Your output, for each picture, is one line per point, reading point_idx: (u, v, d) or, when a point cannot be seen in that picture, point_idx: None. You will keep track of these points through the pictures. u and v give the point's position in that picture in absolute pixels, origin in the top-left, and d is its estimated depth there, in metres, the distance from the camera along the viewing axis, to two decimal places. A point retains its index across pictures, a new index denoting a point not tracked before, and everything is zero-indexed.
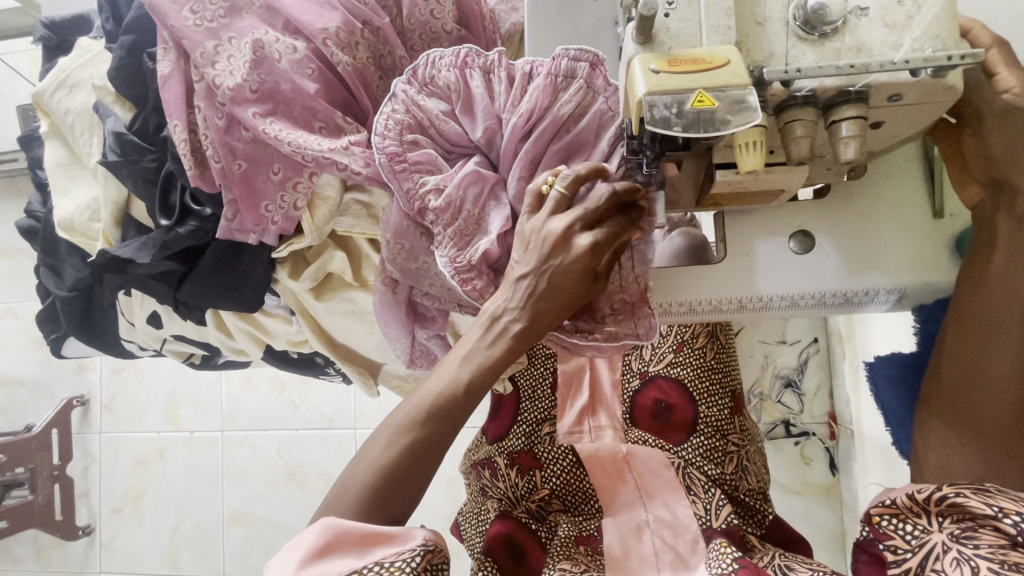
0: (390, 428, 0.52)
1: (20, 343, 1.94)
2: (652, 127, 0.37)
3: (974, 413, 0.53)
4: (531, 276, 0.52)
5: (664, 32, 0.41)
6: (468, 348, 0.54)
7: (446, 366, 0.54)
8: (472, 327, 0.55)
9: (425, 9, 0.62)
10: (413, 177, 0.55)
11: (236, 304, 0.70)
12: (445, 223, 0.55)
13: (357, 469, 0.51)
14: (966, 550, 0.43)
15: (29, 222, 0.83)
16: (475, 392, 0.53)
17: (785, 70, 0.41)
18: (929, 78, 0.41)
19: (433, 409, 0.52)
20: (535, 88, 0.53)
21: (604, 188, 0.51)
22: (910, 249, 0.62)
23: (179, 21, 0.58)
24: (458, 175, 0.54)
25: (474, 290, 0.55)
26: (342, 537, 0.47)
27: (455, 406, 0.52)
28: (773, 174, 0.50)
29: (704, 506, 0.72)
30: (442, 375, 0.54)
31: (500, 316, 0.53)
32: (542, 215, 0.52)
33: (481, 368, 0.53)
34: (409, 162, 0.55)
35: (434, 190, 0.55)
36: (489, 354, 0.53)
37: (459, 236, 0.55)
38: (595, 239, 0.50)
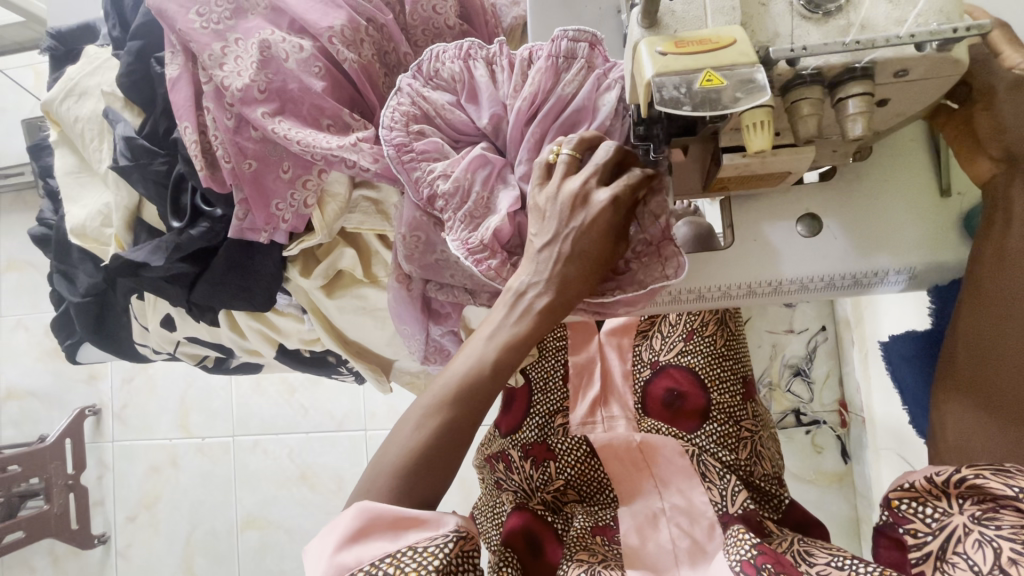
0: (419, 410, 0.52)
1: (32, 355, 1.96)
2: (661, 108, 0.37)
3: (991, 387, 0.53)
4: (553, 245, 0.52)
5: (669, 15, 0.41)
6: (494, 326, 0.54)
7: (474, 346, 0.55)
8: (497, 306, 0.55)
9: (428, 5, 0.63)
10: (421, 166, 0.55)
11: (249, 303, 0.71)
12: (456, 208, 0.55)
13: (387, 453, 0.51)
14: (987, 531, 0.43)
15: (41, 230, 0.83)
16: (504, 368, 0.54)
17: (791, 48, 0.41)
18: (934, 52, 0.41)
19: (461, 388, 0.52)
20: (536, 70, 0.53)
21: (610, 142, 0.52)
22: (920, 231, 0.62)
23: (186, 24, 0.59)
24: (465, 160, 0.55)
25: (490, 269, 0.55)
26: (376, 521, 0.48)
27: (483, 384, 0.53)
28: (779, 156, 0.51)
29: (720, 492, 0.71)
30: (468, 356, 0.54)
31: (525, 292, 0.53)
32: (555, 179, 0.52)
33: (506, 346, 0.53)
34: (417, 152, 0.55)
35: (442, 176, 0.55)
36: (516, 330, 0.53)
37: (470, 219, 0.55)
38: (614, 195, 0.51)
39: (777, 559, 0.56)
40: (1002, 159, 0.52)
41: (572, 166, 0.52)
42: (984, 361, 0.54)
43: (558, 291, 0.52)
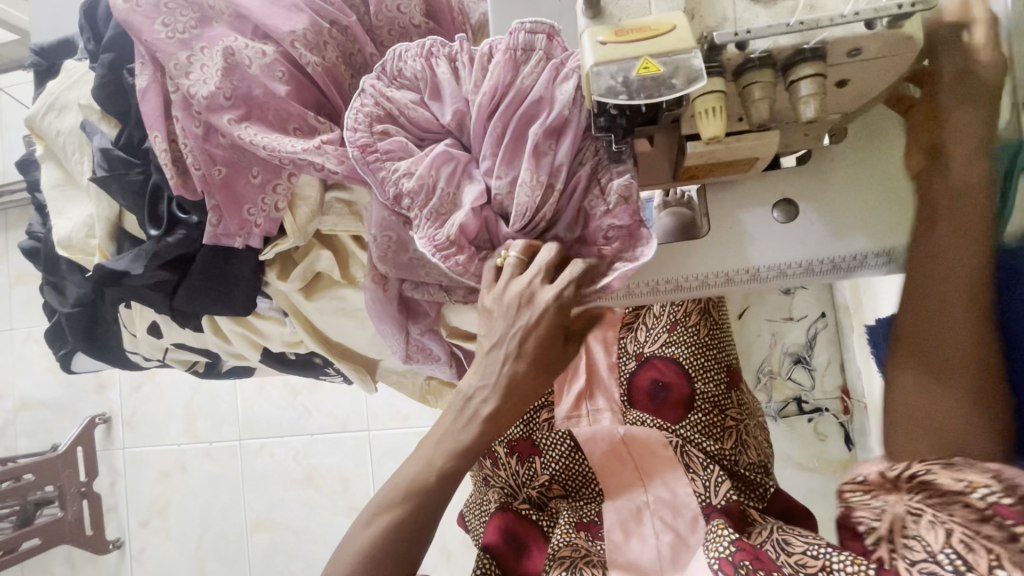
0: (368, 514, 0.57)
1: (43, 366, 2.01)
2: (599, 98, 0.37)
3: (922, 341, 0.55)
4: (500, 348, 0.55)
5: (613, 4, 0.41)
6: (443, 432, 0.58)
7: (420, 455, 0.59)
8: (448, 411, 0.59)
9: (391, 5, 0.63)
10: (386, 166, 0.56)
11: (230, 307, 0.72)
12: (421, 205, 0.56)
13: (342, 555, 0.55)
14: (936, 519, 0.43)
15: (31, 243, 0.85)
16: (450, 475, 0.57)
17: (735, 33, 0.41)
18: (885, 30, 0.40)
19: (408, 492, 0.56)
20: (494, 65, 0.54)
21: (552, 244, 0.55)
22: (898, 212, 0.60)
23: (151, 34, 0.59)
24: (429, 157, 0.55)
25: (458, 266, 0.55)
26: None
27: (429, 491, 0.56)
28: (745, 141, 0.50)
29: (703, 483, 0.71)
30: (414, 462, 0.58)
31: (473, 396, 0.57)
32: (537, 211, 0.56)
33: (446, 454, 0.57)
34: (382, 152, 0.56)
35: (406, 174, 0.55)
36: (463, 434, 0.57)
37: (435, 215, 0.55)
38: (560, 294, 0.53)
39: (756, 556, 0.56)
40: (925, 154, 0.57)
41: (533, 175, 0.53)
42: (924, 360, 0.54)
43: (504, 395, 0.55)
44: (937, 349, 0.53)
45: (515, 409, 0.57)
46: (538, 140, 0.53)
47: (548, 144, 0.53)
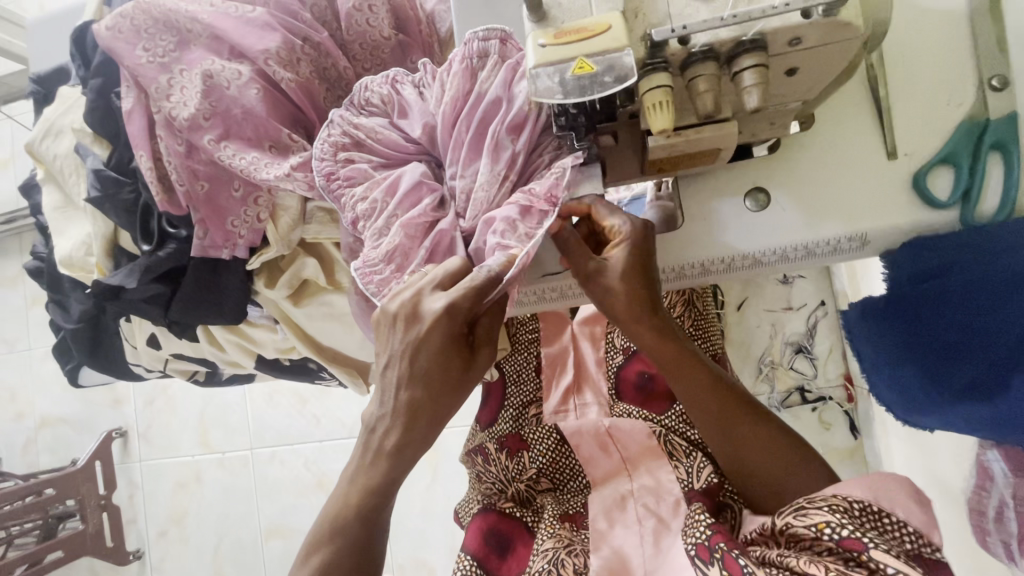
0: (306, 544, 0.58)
1: (60, 384, 2.07)
2: (538, 99, 0.39)
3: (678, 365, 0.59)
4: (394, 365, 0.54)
5: (556, 8, 0.42)
6: (352, 470, 0.59)
7: (340, 487, 0.60)
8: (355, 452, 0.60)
9: (361, 19, 0.65)
10: (348, 192, 0.58)
11: (222, 317, 0.74)
12: (371, 225, 0.57)
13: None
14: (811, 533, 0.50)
15: (35, 263, 0.89)
16: (366, 506, 0.57)
17: (673, 29, 0.42)
18: (822, 19, 0.41)
19: (332, 526, 0.58)
20: (453, 75, 0.56)
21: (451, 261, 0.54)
22: (867, 196, 0.61)
23: (133, 60, 0.62)
24: (384, 183, 0.57)
25: (375, 284, 0.55)
26: None
27: (348, 521, 0.57)
28: (704, 133, 0.51)
29: (686, 470, 0.71)
30: (334, 498, 0.59)
31: (376, 430, 0.57)
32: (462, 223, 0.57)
33: (363, 489, 0.57)
34: (343, 179, 0.58)
35: (361, 199, 0.57)
36: (371, 470, 0.57)
37: (381, 232, 0.56)
38: (449, 303, 0.51)
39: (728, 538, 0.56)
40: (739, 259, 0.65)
41: (490, 181, 0.55)
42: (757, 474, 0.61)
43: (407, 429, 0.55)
44: (721, 409, 0.60)
45: (412, 446, 0.56)
46: (497, 136, 0.55)
47: (509, 139, 0.55)
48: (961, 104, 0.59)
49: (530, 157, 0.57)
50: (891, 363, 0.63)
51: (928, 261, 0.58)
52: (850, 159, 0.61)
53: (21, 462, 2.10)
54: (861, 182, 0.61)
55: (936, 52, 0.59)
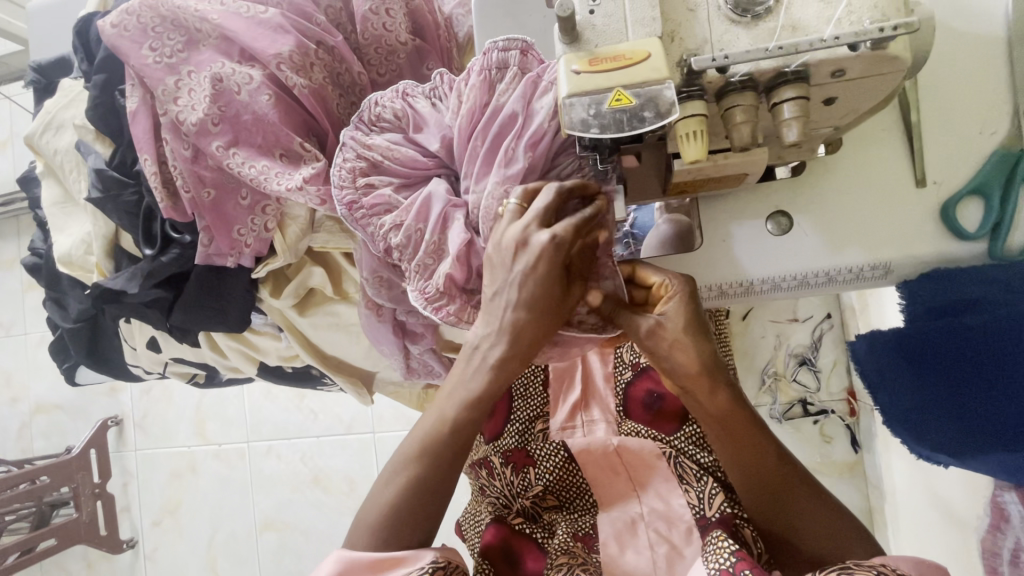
0: (366, 524, 0.56)
1: (55, 370, 2.04)
2: (571, 130, 0.37)
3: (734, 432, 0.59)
4: (473, 377, 0.56)
5: (589, 30, 0.40)
6: (394, 467, 0.57)
7: (387, 480, 0.57)
8: (406, 446, 0.58)
9: (378, 23, 0.63)
10: (373, 221, 0.56)
11: (225, 325, 0.73)
12: (410, 257, 0.56)
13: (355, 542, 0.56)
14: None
15: (33, 259, 0.86)
16: (422, 498, 0.55)
17: (713, 58, 0.40)
18: (868, 52, 0.39)
19: (389, 516, 0.55)
20: (471, 87, 0.54)
21: (548, 193, 0.50)
22: (894, 225, 0.59)
23: (140, 60, 0.60)
24: (413, 208, 0.55)
25: (449, 315, 0.56)
26: (354, 564, 0.52)
27: (409, 511, 0.55)
28: (731, 160, 0.50)
29: (697, 495, 0.69)
30: (375, 504, 0.56)
31: (434, 424, 0.57)
32: (502, 225, 0.52)
33: (410, 486, 0.56)
34: (367, 208, 0.56)
35: (393, 228, 0.56)
36: (414, 465, 0.56)
37: (423, 268, 0.55)
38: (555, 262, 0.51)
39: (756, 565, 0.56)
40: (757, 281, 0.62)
41: (518, 215, 0.51)
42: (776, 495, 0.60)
43: (473, 414, 0.56)
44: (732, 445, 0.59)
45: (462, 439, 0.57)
46: (509, 150, 0.52)
47: (527, 154, 0.53)
48: (993, 133, 0.57)
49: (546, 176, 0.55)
50: (913, 413, 0.58)
51: (962, 291, 0.56)
52: (878, 184, 0.59)
53: (15, 447, 2.09)
54: (890, 212, 0.59)
55: (970, 75, 0.57)
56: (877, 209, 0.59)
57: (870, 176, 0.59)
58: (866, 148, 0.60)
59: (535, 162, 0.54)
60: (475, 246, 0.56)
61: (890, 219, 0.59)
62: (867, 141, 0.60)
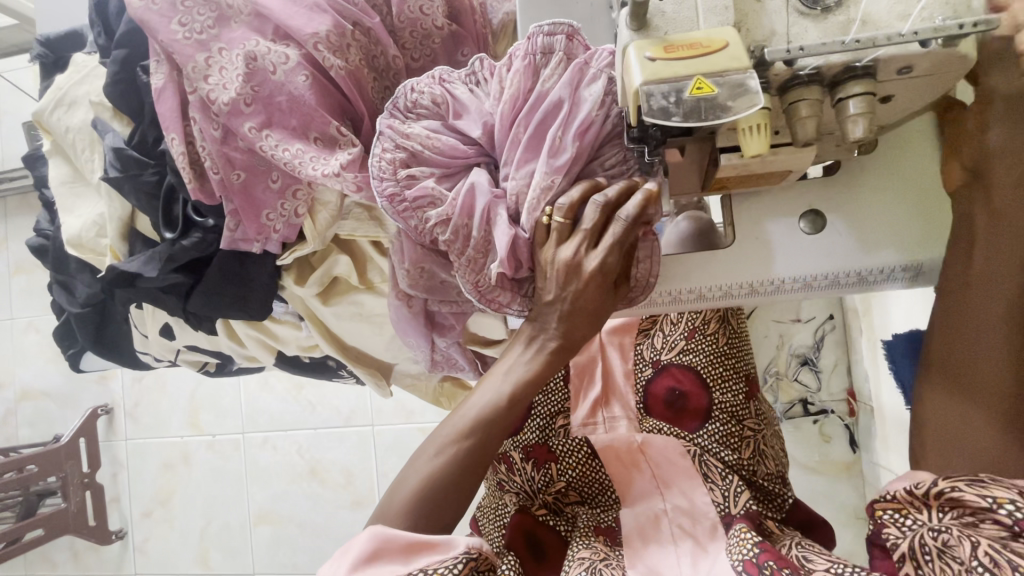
0: (404, 492, 0.55)
1: (43, 357, 1.99)
2: (650, 118, 0.37)
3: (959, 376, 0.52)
4: (518, 367, 0.57)
5: (658, 17, 0.39)
6: (431, 449, 0.56)
7: (422, 460, 0.56)
8: (440, 431, 0.57)
9: (415, 6, 0.61)
10: (417, 214, 0.56)
11: (245, 313, 0.71)
12: (459, 251, 0.56)
13: (386, 514, 0.54)
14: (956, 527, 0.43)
15: (39, 240, 0.83)
16: (457, 479, 0.55)
17: (786, 50, 0.39)
18: (939, 49, 0.39)
19: (423, 493, 0.54)
20: (515, 73, 0.52)
21: (599, 200, 0.51)
22: (929, 227, 0.57)
23: (168, 35, 0.57)
24: (459, 202, 0.54)
25: (499, 305, 0.57)
26: (388, 544, 0.51)
27: (442, 493, 0.54)
28: (779, 154, 0.47)
29: (722, 494, 0.71)
30: (416, 472, 0.55)
31: (470, 413, 0.57)
32: (551, 246, 0.53)
33: (451, 466, 0.55)
34: (410, 201, 0.56)
35: (439, 223, 0.55)
36: (450, 447, 0.56)
37: (473, 262, 0.56)
38: (607, 262, 0.51)
39: (779, 556, 0.57)
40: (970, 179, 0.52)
41: (565, 232, 0.52)
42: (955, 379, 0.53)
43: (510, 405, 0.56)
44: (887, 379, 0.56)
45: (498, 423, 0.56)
46: (557, 140, 0.51)
47: (573, 141, 0.51)
48: None
49: (591, 167, 0.54)
50: None
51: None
52: (916, 184, 0.57)
53: None
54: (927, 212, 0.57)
55: None
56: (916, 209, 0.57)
57: (906, 176, 0.57)
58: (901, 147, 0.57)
59: (581, 151, 0.52)
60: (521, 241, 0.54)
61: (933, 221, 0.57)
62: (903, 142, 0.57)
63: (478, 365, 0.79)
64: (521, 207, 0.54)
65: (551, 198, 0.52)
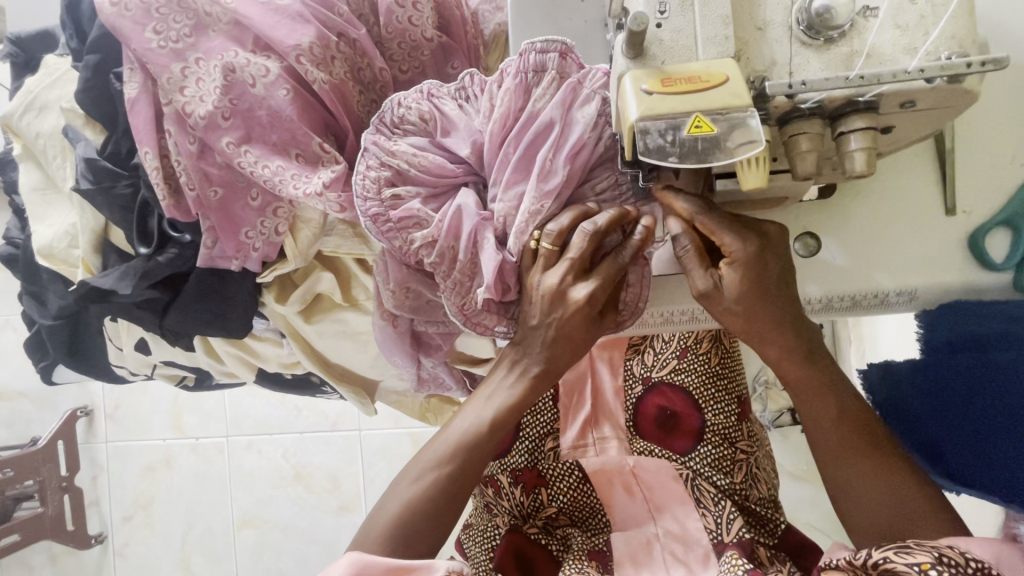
0: (385, 519, 0.53)
1: (19, 357, 1.93)
2: (646, 157, 0.35)
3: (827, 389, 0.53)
4: (506, 395, 0.55)
5: (656, 45, 0.37)
6: (417, 473, 0.54)
7: (402, 487, 0.54)
8: (425, 454, 0.56)
9: (403, 16, 0.59)
10: (401, 235, 0.53)
11: (225, 331, 0.68)
12: (445, 273, 0.54)
13: (365, 542, 0.52)
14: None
15: (9, 248, 0.80)
16: (438, 508, 0.53)
17: (787, 84, 0.38)
18: (944, 85, 0.37)
19: (403, 525, 0.52)
20: (505, 91, 0.50)
21: (587, 226, 0.49)
22: (919, 252, 0.56)
23: (141, 43, 0.54)
24: (445, 224, 0.52)
25: (486, 330, 0.56)
26: (368, 571, 0.48)
27: (423, 523, 0.52)
28: (776, 182, 0.46)
29: (714, 520, 0.70)
30: (395, 499, 0.54)
31: (457, 445, 0.54)
32: (537, 273, 0.51)
33: (431, 491, 0.53)
34: (395, 222, 0.53)
35: (425, 245, 0.53)
36: (436, 472, 0.54)
37: (459, 286, 0.54)
38: (593, 291, 0.50)
39: None
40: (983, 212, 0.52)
41: (552, 258, 0.50)
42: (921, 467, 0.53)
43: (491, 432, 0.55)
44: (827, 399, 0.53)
45: (486, 442, 0.55)
46: (547, 163, 0.49)
47: (563, 164, 0.49)
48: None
49: (580, 189, 0.52)
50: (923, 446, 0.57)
51: (972, 329, 0.53)
52: (913, 210, 0.56)
53: None
54: (913, 235, 0.56)
55: (1009, 93, 0.53)
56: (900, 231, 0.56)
57: (900, 199, 0.56)
58: (897, 170, 0.56)
59: (572, 174, 0.50)
60: (508, 265, 0.52)
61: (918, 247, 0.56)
62: (900, 166, 0.56)
63: (467, 383, 0.78)
64: (509, 230, 0.51)
65: (540, 222, 0.50)
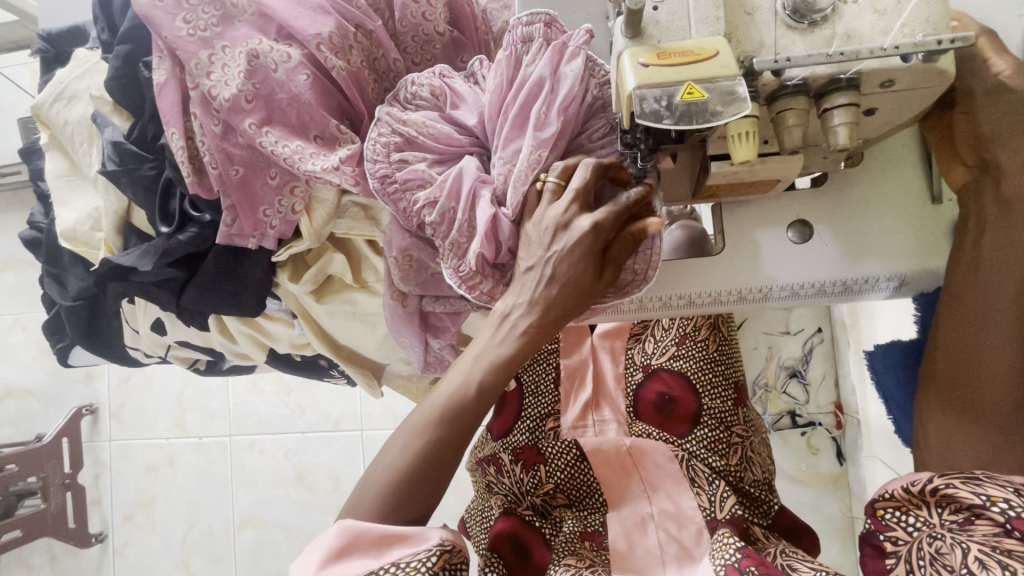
0: (375, 488, 0.53)
1: (28, 354, 1.95)
2: (643, 121, 0.38)
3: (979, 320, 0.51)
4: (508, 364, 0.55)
5: (652, 26, 0.41)
6: (403, 438, 0.54)
7: (389, 455, 0.54)
8: (411, 417, 0.56)
9: (417, 11, 0.62)
10: (406, 197, 0.57)
11: (239, 308, 0.71)
12: (444, 234, 0.56)
13: (357, 509, 0.53)
14: (959, 536, 0.44)
15: (33, 232, 0.83)
16: (425, 472, 0.53)
17: (774, 60, 0.41)
18: (920, 64, 0.41)
19: (392, 493, 0.53)
20: (497, 64, 0.54)
21: (587, 162, 0.52)
22: (904, 238, 0.58)
23: (172, 31, 0.58)
24: (446, 184, 0.55)
25: (482, 294, 0.58)
26: (360, 539, 0.50)
27: (414, 492, 0.53)
28: (767, 164, 0.48)
29: (708, 498, 0.72)
30: (384, 468, 0.54)
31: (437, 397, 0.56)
32: (541, 207, 0.53)
33: (421, 455, 0.53)
34: (400, 182, 0.56)
35: (427, 205, 0.56)
36: (425, 431, 0.54)
37: (456, 247, 0.56)
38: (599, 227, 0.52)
39: (760, 561, 0.57)
40: (968, 158, 0.52)
41: (557, 194, 0.53)
42: (966, 409, 0.53)
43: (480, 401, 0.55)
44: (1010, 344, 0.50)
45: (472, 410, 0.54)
46: (541, 116, 0.51)
47: (557, 118, 0.52)
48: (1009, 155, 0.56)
49: (577, 140, 0.56)
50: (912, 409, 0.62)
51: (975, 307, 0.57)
52: (900, 194, 0.58)
53: None
54: (894, 219, 0.58)
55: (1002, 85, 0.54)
56: (885, 211, 0.58)
57: (885, 186, 0.58)
58: (884, 159, 0.59)
59: (567, 123, 0.53)
60: (503, 223, 0.54)
61: (918, 227, 0.58)
62: (886, 154, 0.59)
63: None
64: (508, 188, 0.54)
65: (539, 171, 0.53)
